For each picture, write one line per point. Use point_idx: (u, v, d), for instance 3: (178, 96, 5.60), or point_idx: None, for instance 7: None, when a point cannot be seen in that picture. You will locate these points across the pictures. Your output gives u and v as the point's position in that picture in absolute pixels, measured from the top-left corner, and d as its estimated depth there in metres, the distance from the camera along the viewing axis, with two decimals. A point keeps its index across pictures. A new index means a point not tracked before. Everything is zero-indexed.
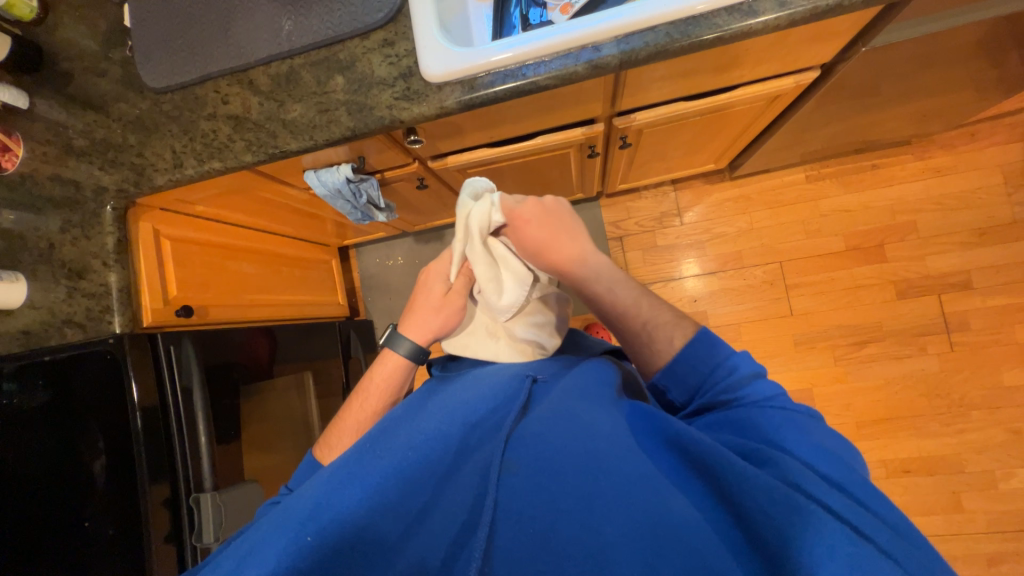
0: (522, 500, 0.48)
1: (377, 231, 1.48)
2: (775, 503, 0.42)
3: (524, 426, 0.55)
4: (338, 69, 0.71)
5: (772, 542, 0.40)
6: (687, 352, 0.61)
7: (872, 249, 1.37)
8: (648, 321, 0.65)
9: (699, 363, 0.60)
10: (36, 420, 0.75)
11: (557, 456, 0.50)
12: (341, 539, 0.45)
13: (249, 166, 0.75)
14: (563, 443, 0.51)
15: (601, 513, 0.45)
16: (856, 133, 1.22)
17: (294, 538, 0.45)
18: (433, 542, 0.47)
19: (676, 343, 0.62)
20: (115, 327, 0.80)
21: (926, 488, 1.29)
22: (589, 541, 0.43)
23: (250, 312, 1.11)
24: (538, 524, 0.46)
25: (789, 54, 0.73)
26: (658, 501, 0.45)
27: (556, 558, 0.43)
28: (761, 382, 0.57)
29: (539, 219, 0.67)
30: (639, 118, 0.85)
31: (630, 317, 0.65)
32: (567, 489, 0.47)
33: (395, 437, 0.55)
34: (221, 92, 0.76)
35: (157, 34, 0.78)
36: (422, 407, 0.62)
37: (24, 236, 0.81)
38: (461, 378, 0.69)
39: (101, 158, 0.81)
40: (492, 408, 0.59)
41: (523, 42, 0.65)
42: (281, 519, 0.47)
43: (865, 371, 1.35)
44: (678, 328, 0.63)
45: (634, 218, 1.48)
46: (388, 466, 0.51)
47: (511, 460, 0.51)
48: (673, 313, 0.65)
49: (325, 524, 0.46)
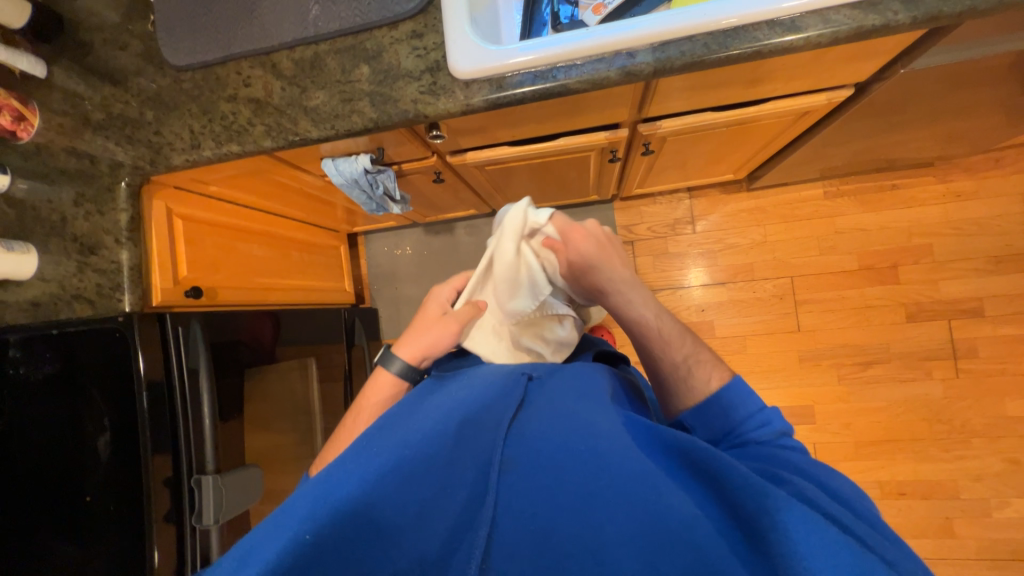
0: (523, 497, 0.49)
1: (387, 220, 1.47)
2: (776, 504, 0.42)
3: (522, 425, 0.55)
4: (364, 58, 0.70)
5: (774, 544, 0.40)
6: (722, 393, 0.61)
7: (885, 270, 1.36)
8: (688, 356, 0.66)
9: (731, 411, 0.60)
10: (44, 389, 0.78)
11: (556, 456, 0.51)
12: (340, 534, 0.45)
13: (268, 152, 0.74)
14: (562, 443, 0.51)
15: (599, 514, 0.46)
16: (880, 151, 1.20)
17: (294, 535, 0.44)
18: (432, 532, 0.47)
19: (713, 383, 0.64)
20: (125, 305, 0.80)
21: (919, 511, 1.30)
22: (586, 539, 0.45)
23: (258, 295, 1.11)
24: (539, 524, 0.47)
25: (825, 72, 0.72)
26: (658, 498, 0.46)
27: (557, 559, 0.45)
28: (788, 438, 0.57)
29: (590, 242, 0.70)
30: (665, 126, 0.84)
31: (672, 348, 0.67)
32: (566, 490, 0.48)
33: (393, 432, 0.55)
34: (243, 73, 0.74)
35: (181, 10, 0.76)
36: (420, 403, 0.63)
37: (36, 208, 0.82)
38: (458, 378, 0.69)
39: (118, 133, 0.80)
40: (490, 403, 0.59)
41: (556, 43, 0.63)
42: (280, 516, 0.47)
43: (868, 392, 1.34)
44: (717, 370, 0.65)
45: (647, 223, 1.47)
46: (385, 459, 0.50)
47: (509, 457, 0.52)
48: (710, 355, 0.68)
49: (324, 517, 0.45)
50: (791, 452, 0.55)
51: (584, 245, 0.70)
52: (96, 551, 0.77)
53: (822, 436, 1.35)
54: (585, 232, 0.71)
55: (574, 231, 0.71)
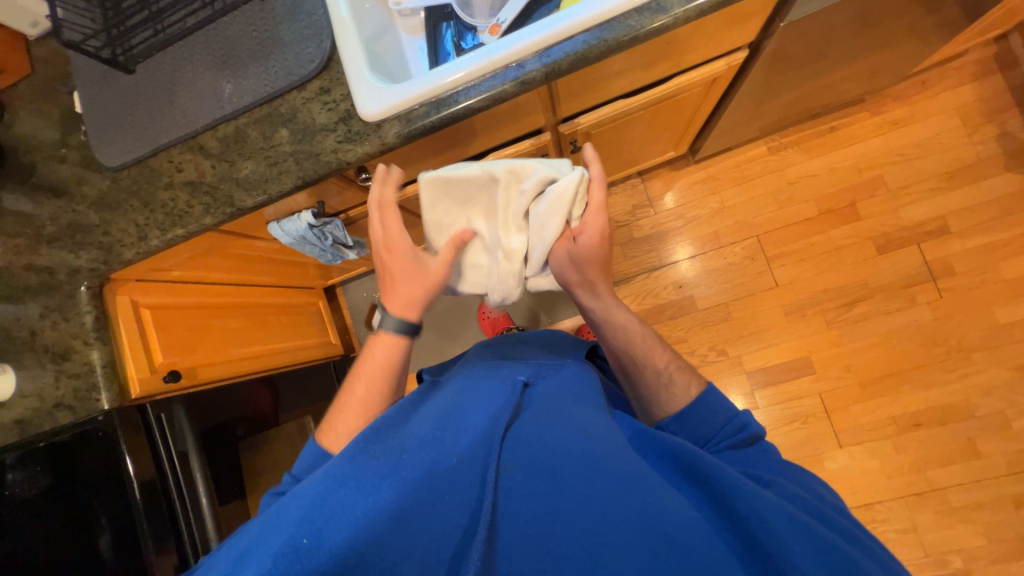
0: (524, 501, 0.46)
1: (358, 267, 1.50)
2: (761, 499, 0.44)
3: (520, 428, 0.51)
4: (281, 123, 0.73)
5: (773, 550, 0.41)
6: (701, 399, 0.61)
7: (845, 209, 1.39)
8: (668, 363, 0.67)
9: (709, 416, 0.60)
10: (41, 504, 0.77)
11: (555, 458, 0.47)
12: (337, 539, 0.42)
13: (211, 228, 0.77)
14: (562, 444, 0.48)
15: (597, 513, 0.44)
16: (808, 99, 1.24)
17: (291, 539, 0.42)
18: (438, 546, 0.44)
19: (692, 390, 0.64)
20: (102, 403, 0.81)
21: (940, 439, 1.27)
22: (585, 540, 0.43)
23: (242, 366, 1.12)
24: (540, 527, 0.44)
25: (714, 39, 0.75)
26: (654, 500, 0.44)
27: (557, 561, 0.42)
28: (763, 443, 0.58)
29: (601, 246, 0.68)
30: (584, 121, 0.87)
31: (653, 355, 0.67)
32: (564, 490, 0.45)
33: (388, 439, 0.51)
34: (174, 160, 0.78)
35: (106, 115, 0.81)
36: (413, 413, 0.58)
37: (8, 328, 0.84)
38: (454, 380, 0.64)
39: (71, 242, 0.83)
40: (490, 406, 0.54)
41: (451, 70, 0.67)
42: (276, 520, 0.45)
43: (859, 330, 1.34)
44: (693, 377, 0.66)
45: (608, 215, 1.49)
46: (382, 466, 0.47)
47: (507, 463, 0.48)
48: (685, 362, 0.68)
49: (322, 523, 0.43)
50: (767, 454, 0.57)
51: (593, 248, 0.68)
52: None
53: (826, 384, 1.33)
54: (603, 236, 0.68)
55: (597, 230, 0.67)
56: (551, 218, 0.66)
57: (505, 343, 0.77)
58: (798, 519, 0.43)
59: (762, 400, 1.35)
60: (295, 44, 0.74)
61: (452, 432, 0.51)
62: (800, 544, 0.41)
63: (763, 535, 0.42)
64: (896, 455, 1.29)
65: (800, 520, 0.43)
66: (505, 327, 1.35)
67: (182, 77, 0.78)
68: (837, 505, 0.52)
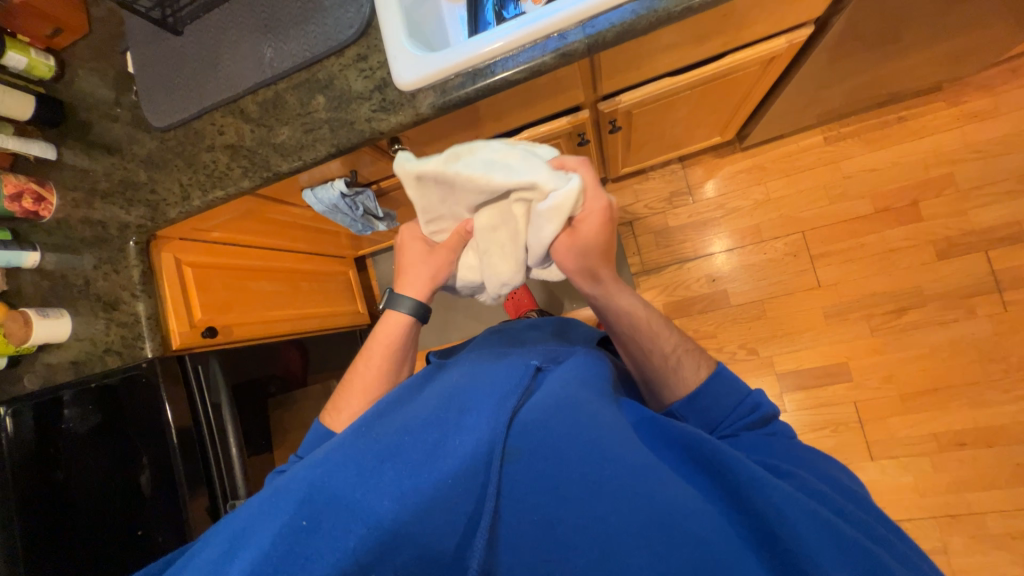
0: (527, 487, 0.46)
1: (388, 239, 1.52)
2: (779, 494, 0.42)
3: (523, 412, 0.50)
4: (318, 89, 0.74)
5: (788, 541, 0.40)
6: (711, 383, 0.59)
7: (905, 209, 1.28)
8: (677, 346, 0.63)
9: (720, 400, 0.58)
10: (92, 439, 0.85)
11: (559, 447, 0.46)
12: (337, 521, 0.43)
13: (248, 191, 0.79)
14: (565, 433, 0.47)
15: (604, 504, 0.43)
16: (878, 86, 1.13)
17: (289, 521, 0.43)
18: (445, 529, 0.45)
19: (701, 372, 0.61)
20: (147, 351, 0.87)
21: (985, 461, 1.19)
22: (592, 532, 0.42)
23: (274, 327, 1.17)
24: (544, 515, 0.44)
25: (775, 13, 0.70)
26: (662, 490, 0.43)
27: (561, 551, 0.43)
28: (776, 423, 0.58)
29: (604, 231, 0.63)
30: (625, 100, 0.83)
31: (661, 339, 0.63)
32: (569, 479, 0.45)
33: (388, 421, 0.53)
34: (216, 123, 0.80)
35: (155, 75, 0.83)
36: (417, 392, 0.59)
37: (66, 276, 0.91)
38: (459, 363, 0.65)
39: (123, 198, 0.88)
40: (495, 390, 0.54)
41: (489, 40, 0.65)
42: (274, 499, 0.46)
43: (907, 339, 1.26)
44: (702, 358, 0.63)
45: (644, 201, 1.44)
46: (381, 449, 0.48)
47: (513, 447, 0.47)
48: (694, 345, 0.65)
49: (320, 505, 0.44)
50: (783, 440, 0.56)
51: (598, 235, 0.62)
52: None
53: (863, 394, 1.26)
54: (605, 220, 0.62)
55: (597, 214, 0.62)
56: (544, 224, 0.60)
57: (517, 326, 0.78)
58: (817, 514, 0.41)
59: (791, 403, 1.30)
60: (336, 8, 0.73)
61: (455, 414, 0.52)
62: (818, 537, 0.40)
63: (778, 527, 0.41)
64: (933, 474, 1.21)
65: (819, 515, 0.41)
66: (528, 309, 1.34)
67: (227, 40, 0.79)
68: (859, 493, 0.50)
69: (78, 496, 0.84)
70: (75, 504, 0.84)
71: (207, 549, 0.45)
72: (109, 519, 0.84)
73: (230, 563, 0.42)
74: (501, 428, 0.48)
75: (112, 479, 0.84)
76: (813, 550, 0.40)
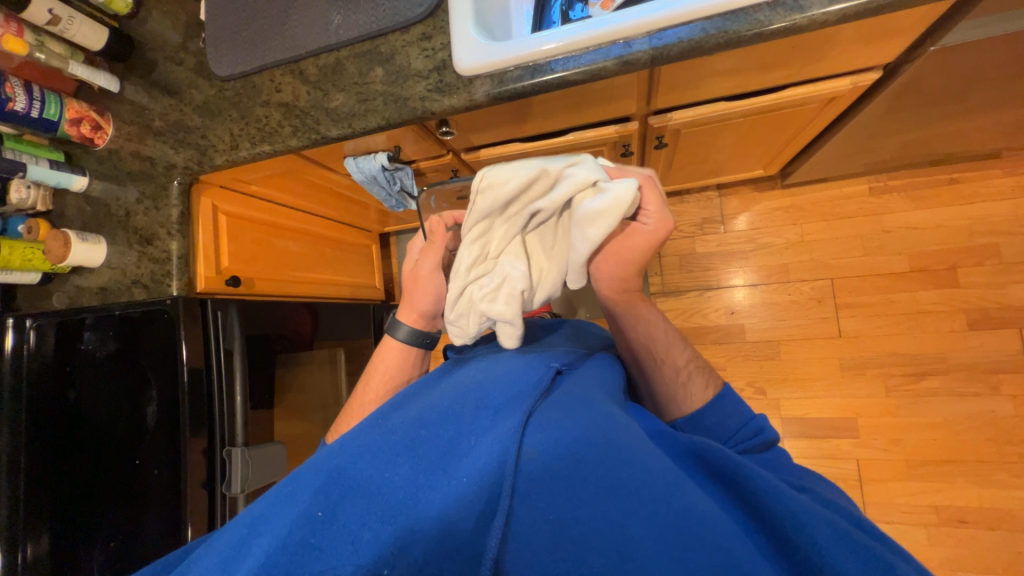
0: (543, 486, 0.43)
1: (415, 220, 1.53)
2: (792, 500, 0.41)
3: (538, 414, 0.49)
4: (378, 61, 0.75)
5: (815, 561, 0.38)
6: (715, 404, 0.62)
7: (942, 272, 1.25)
8: (688, 363, 0.64)
9: (724, 418, 0.60)
10: (107, 363, 0.89)
11: (574, 447, 0.45)
12: (353, 514, 0.43)
13: (295, 150, 0.81)
14: (581, 431, 0.46)
15: (624, 502, 0.41)
16: (935, 143, 1.10)
17: (306, 513, 0.43)
18: (459, 513, 0.42)
19: (708, 392, 0.63)
20: (173, 289, 0.90)
21: (985, 542, 1.15)
22: (612, 531, 0.40)
23: (292, 287, 1.20)
24: (562, 514, 0.41)
25: (843, 53, 0.69)
26: (681, 496, 0.41)
27: (581, 553, 0.39)
28: (776, 448, 0.60)
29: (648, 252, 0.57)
30: (676, 117, 0.83)
31: (674, 355, 0.64)
32: (586, 478, 0.43)
33: (404, 414, 0.54)
34: (275, 80, 0.82)
35: (224, 25, 0.85)
36: (434, 387, 0.60)
37: (108, 205, 0.94)
38: (477, 359, 0.66)
39: (174, 139, 0.90)
40: (510, 389, 0.54)
41: (554, 37, 0.65)
42: (293, 491, 0.46)
43: (921, 406, 1.22)
44: (707, 377, 0.65)
45: (675, 222, 1.42)
46: (399, 442, 0.49)
47: (528, 446, 0.46)
48: (699, 361, 0.66)
49: (336, 498, 0.44)
50: (780, 459, 0.57)
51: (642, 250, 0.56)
52: (142, 508, 0.86)
53: (868, 453, 1.23)
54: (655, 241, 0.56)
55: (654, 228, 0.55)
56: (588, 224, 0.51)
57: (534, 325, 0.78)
58: (837, 526, 0.40)
59: (792, 449, 1.27)
60: None
61: (471, 411, 0.52)
62: (841, 548, 0.38)
63: (803, 542, 0.39)
64: (928, 547, 1.18)
65: (842, 529, 0.40)
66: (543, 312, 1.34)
67: (298, 0, 0.81)
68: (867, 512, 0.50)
69: (87, 423, 0.89)
70: (85, 422, 0.89)
71: (219, 546, 0.44)
72: (112, 452, 0.88)
73: (249, 552, 0.42)
74: (517, 428, 0.47)
75: (120, 413, 0.88)
76: (840, 560, 0.37)
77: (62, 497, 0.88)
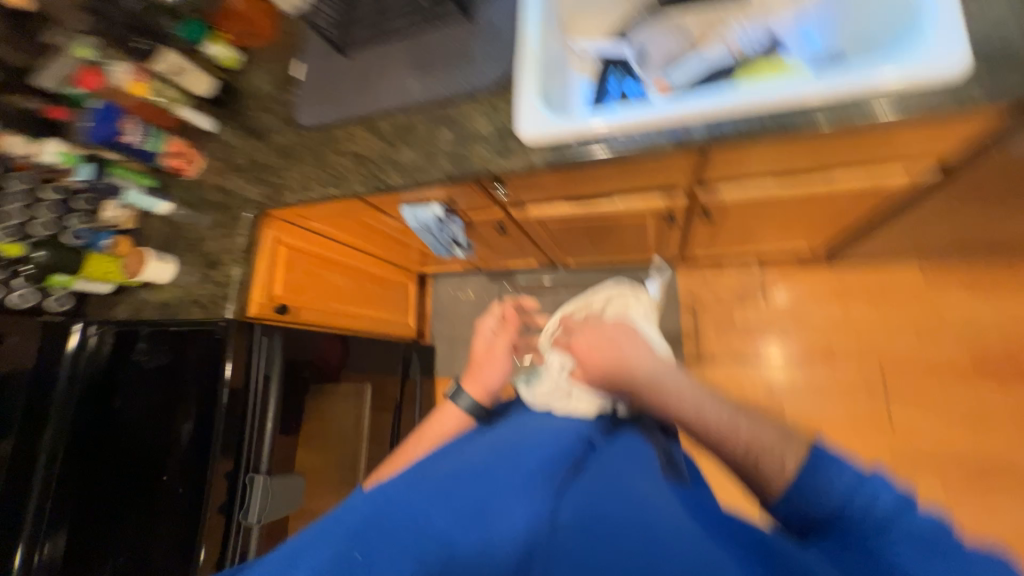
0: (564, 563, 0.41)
1: (455, 265, 1.58)
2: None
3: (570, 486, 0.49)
4: (446, 124, 0.82)
5: None
6: (809, 475, 0.44)
7: (1006, 373, 1.16)
8: (750, 442, 0.49)
9: (816, 491, 0.43)
10: (154, 377, 0.94)
11: (602, 527, 0.43)
12: (383, 560, 0.43)
13: (360, 195, 0.88)
14: (609, 511, 0.44)
15: None
16: (997, 238, 1.06)
17: (342, 554, 0.44)
18: None
19: (792, 464, 0.46)
20: (228, 312, 0.95)
21: None
22: None
23: (332, 319, 1.24)
24: None
25: (900, 150, 0.70)
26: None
27: None
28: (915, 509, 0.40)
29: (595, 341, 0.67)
30: (726, 194, 0.84)
31: (724, 439, 0.51)
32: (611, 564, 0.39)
33: (443, 466, 0.56)
34: (351, 134, 0.90)
35: (315, 84, 0.96)
36: (471, 444, 0.62)
37: (186, 230, 1.04)
38: (508, 423, 0.67)
39: (253, 176, 0.99)
40: (544, 454, 0.54)
41: (613, 115, 0.70)
42: (331, 527, 0.48)
43: (986, 521, 1.10)
44: (787, 447, 0.47)
45: (714, 290, 1.41)
46: (432, 491, 0.49)
47: (556, 521, 0.45)
48: (778, 429, 0.49)
49: (370, 542, 0.45)
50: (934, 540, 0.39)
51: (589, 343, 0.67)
52: (158, 525, 0.87)
53: None
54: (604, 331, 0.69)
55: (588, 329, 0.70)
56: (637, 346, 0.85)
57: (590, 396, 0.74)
58: None
59: None
60: (483, 61, 0.82)
61: (503, 469, 0.52)
62: None
63: None
64: None
65: None
66: None
67: (383, 68, 0.90)
68: None
69: (122, 433, 0.92)
70: (122, 430, 0.93)
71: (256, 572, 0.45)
72: (139, 466, 0.90)
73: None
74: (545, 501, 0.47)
75: (153, 426, 0.92)
76: None
77: (89, 501, 0.91)
